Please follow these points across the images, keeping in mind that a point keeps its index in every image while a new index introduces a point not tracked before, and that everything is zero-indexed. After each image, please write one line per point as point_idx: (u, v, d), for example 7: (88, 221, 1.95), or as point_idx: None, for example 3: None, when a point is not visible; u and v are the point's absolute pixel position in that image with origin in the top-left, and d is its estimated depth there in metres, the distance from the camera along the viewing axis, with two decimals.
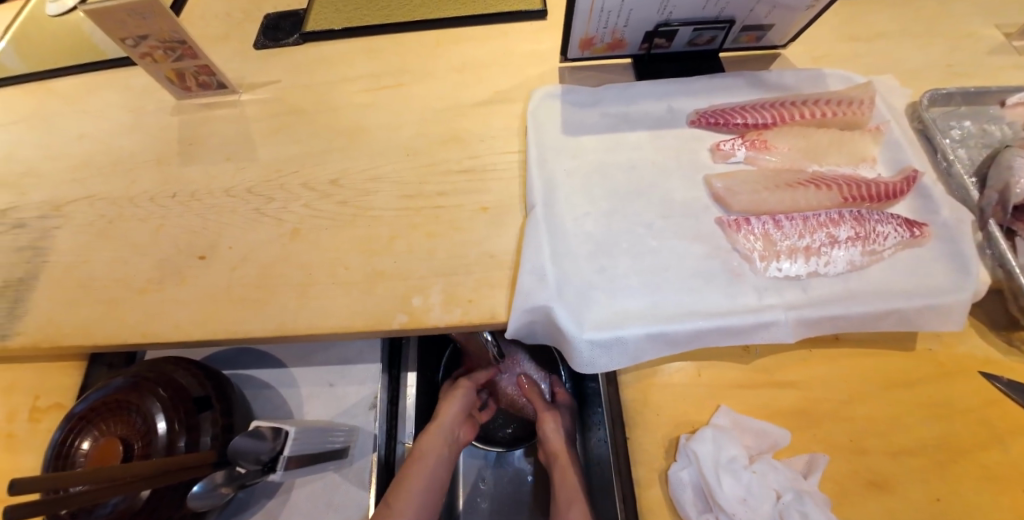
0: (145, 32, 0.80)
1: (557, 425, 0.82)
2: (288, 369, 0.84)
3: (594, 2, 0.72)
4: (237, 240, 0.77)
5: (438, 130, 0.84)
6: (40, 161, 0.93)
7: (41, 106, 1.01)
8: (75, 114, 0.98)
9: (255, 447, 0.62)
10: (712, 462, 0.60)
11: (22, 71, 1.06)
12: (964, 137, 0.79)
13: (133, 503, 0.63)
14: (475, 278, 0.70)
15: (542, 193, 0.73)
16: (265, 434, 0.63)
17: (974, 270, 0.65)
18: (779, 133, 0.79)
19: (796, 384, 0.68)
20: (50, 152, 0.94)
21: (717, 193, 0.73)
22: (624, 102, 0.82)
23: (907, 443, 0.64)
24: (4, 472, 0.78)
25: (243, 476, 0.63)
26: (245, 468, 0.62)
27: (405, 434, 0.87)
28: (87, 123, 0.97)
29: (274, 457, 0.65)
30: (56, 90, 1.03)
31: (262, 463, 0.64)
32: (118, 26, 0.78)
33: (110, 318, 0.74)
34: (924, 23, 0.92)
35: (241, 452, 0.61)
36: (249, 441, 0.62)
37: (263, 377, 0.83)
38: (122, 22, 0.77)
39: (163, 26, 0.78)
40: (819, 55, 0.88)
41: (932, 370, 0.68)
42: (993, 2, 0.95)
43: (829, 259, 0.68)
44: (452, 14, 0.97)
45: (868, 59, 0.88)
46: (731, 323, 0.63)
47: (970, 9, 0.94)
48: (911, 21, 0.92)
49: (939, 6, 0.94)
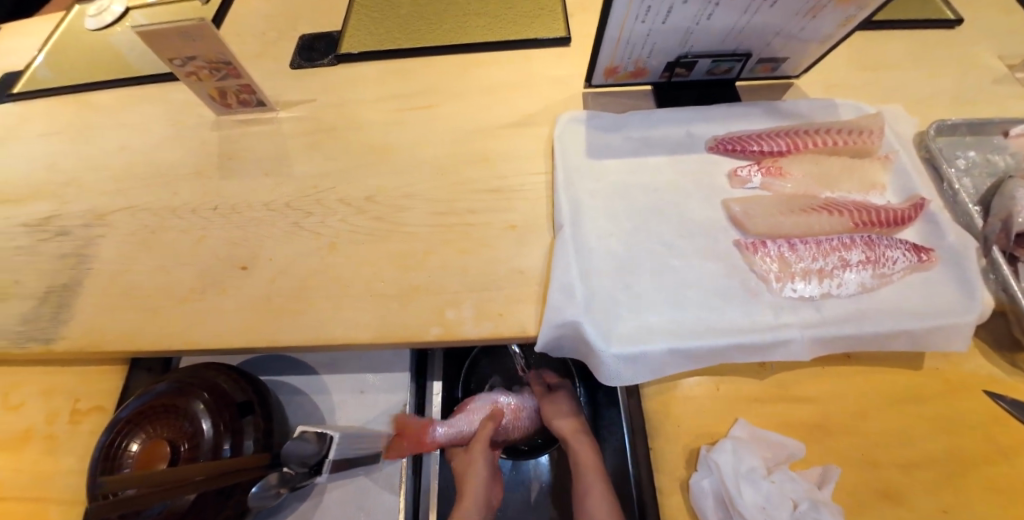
0: (193, 54, 0.84)
1: (560, 403, 0.90)
2: (319, 376, 0.87)
3: (621, 34, 0.77)
4: (276, 251, 0.81)
5: (469, 150, 0.88)
6: (81, 170, 0.96)
7: (82, 117, 1.04)
8: (116, 125, 1.02)
9: (303, 450, 0.73)
10: (733, 472, 0.63)
11: (65, 82, 1.10)
12: (969, 166, 0.83)
13: (178, 504, 0.65)
14: (506, 293, 0.74)
15: (568, 214, 0.77)
16: (312, 439, 0.74)
17: (979, 294, 0.69)
18: (794, 160, 0.83)
19: (809, 399, 0.71)
20: (91, 161, 0.97)
21: (736, 216, 0.77)
22: (645, 127, 0.86)
23: (916, 457, 0.67)
24: (45, 473, 0.80)
25: (294, 477, 0.72)
26: (294, 469, 0.72)
27: None
28: (127, 135, 1.00)
29: (320, 460, 0.75)
30: (96, 102, 1.06)
31: (308, 465, 0.74)
32: (168, 47, 0.82)
33: (154, 324, 0.77)
34: (930, 55, 0.97)
35: (291, 453, 0.72)
36: (299, 444, 0.73)
37: (295, 383, 0.87)
38: (173, 44, 0.82)
39: (210, 49, 0.82)
40: (830, 85, 0.93)
41: (938, 388, 0.71)
42: (995, 34, 1.00)
43: (841, 281, 0.72)
44: (480, 39, 1.01)
45: (876, 89, 0.92)
46: (750, 341, 0.67)
47: (973, 42, 0.99)
48: (917, 53, 0.97)
49: (945, 37, 0.99)
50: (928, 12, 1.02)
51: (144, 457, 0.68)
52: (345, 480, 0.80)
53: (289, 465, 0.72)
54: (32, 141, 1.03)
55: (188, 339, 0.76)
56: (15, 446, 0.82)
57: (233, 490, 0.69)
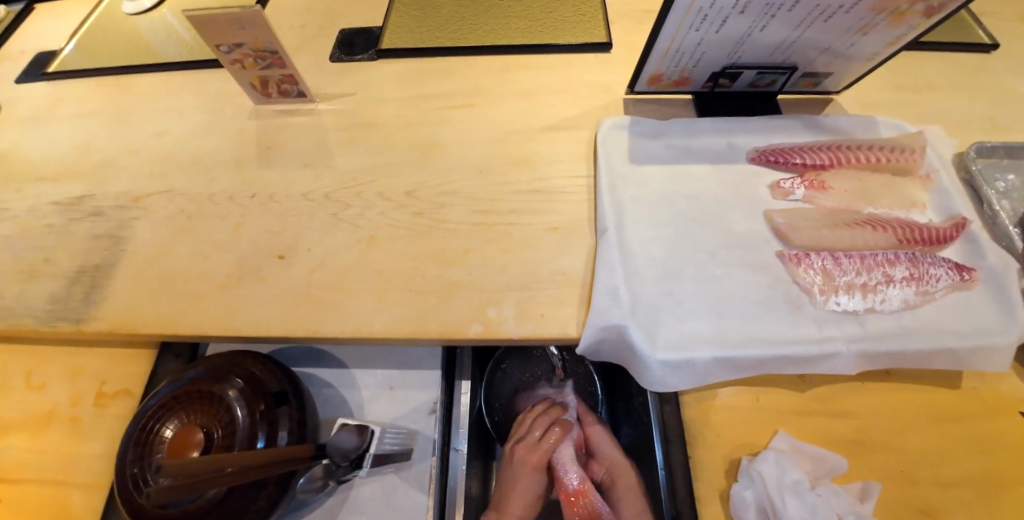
0: (241, 42, 0.84)
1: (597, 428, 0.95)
2: (349, 370, 0.87)
3: (671, 43, 0.78)
4: (316, 242, 0.81)
5: (510, 151, 0.89)
6: (117, 152, 0.96)
7: (119, 100, 1.04)
8: (153, 109, 1.02)
9: (344, 443, 0.73)
10: (776, 483, 0.63)
11: (101, 64, 1.10)
12: (1008, 189, 0.83)
13: (211, 495, 0.64)
14: (548, 294, 0.74)
15: (612, 217, 0.77)
16: (354, 432, 0.74)
17: (1021, 315, 0.69)
18: (836, 174, 0.83)
19: (849, 414, 0.71)
20: (127, 144, 0.97)
21: (779, 228, 0.77)
22: (686, 135, 0.87)
23: (956, 477, 0.67)
24: (68, 455, 0.78)
25: (337, 470, 0.72)
26: (336, 462, 0.72)
27: (458, 442, 0.90)
28: (164, 119, 1.00)
29: (361, 455, 0.74)
30: (134, 85, 1.06)
31: (351, 461, 0.74)
32: (216, 34, 0.82)
33: (190, 310, 0.77)
34: (966, 78, 0.98)
35: (333, 446, 0.72)
36: (340, 435, 0.73)
37: (324, 375, 0.86)
38: (222, 31, 0.82)
39: (259, 37, 0.82)
40: (868, 103, 0.94)
41: (976, 407, 0.71)
42: None
43: (884, 296, 0.72)
44: (521, 42, 1.02)
45: (914, 109, 0.93)
46: (793, 352, 0.67)
47: (1008, 67, 1.00)
48: (953, 75, 0.98)
49: (982, 62, 1.00)
50: (965, 36, 1.03)
51: (175, 443, 0.67)
52: (372, 476, 0.79)
53: (331, 458, 0.72)
54: (67, 121, 1.02)
55: (225, 325, 0.75)
56: (37, 427, 0.81)
57: (266, 481, 0.68)
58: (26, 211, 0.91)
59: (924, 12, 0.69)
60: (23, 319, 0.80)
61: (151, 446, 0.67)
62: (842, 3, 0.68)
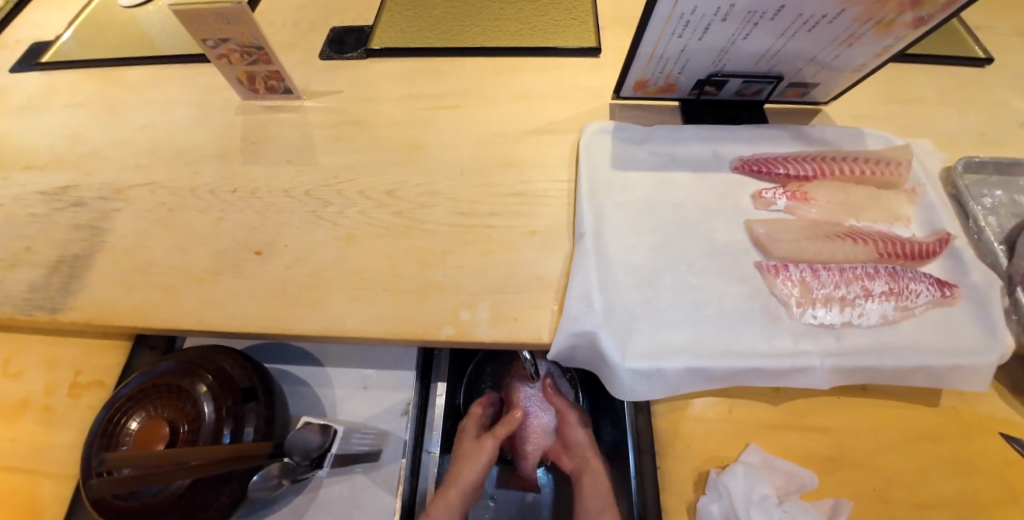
0: (227, 36, 0.84)
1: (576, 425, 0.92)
2: (324, 368, 0.86)
3: (655, 49, 0.77)
4: (294, 239, 0.80)
5: (494, 152, 0.88)
6: (103, 143, 0.96)
7: (110, 92, 1.05)
8: (143, 102, 1.02)
9: (306, 442, 0.72)
10: (743, 498, 0.62)
11: (95, 56, 1.11)
12: (995, 205, 0.82)
13: (172, 490, 0.63)
14: (523, 298, 0.73)
15: (591, 223, 0.77)
16: (316, 431, 0.73)
17: (1002, 334, 0.68)
18: (818, 185, 0.83)
19: (824, 430, 0.70)
20: (115, 135, 0.97)
21: (759, 238, 0.76)
22: (671, 142, 0.86)
23: (929, 498, 0.65)
24: (39, 445, 0.78)
25: (296, 469, 0.71)
26: (296, 460, 0.71)
27: (432, 443, 0.90)
28: (154, 112, 1.00)
29: (322, 454, 0.73)
30: (125, 77, 1.07)
31: (312, 459, 0.72)
32: (202, 29, 0.82)
33: (164, 303, 0.77)
34: (959, 92, 0.96)
35: (294, 443, 0.71)
36: (301, 433, 0.72)
37: (299, 373, 0.86)
38: (207, 25, 0.82)
39: (245, 32, 0.82)
40: (858, 115, 0.93)
41: (954, 427, 0.70)
42: None
43: (862, 310, 0.71)
44: (511, 44, 1.02)
45: (905, 122, 0.92)
46: (766, 365, 0.66)
47: (1003, 82, 0.98)
48: (947, 89, 0.97)
49: (977, 77, 0.99)
50: (960, 50, 1.02)
51: (141, 436, 0.67)
52: (341, 475, 0.78)
53: (291, 456, 0.70)
54: (58, 112, 1.03)
55: (199, 319, 0.75)
56: (10, 415, 0.80)
57: (231, 476, 0.67)
58: (12, 200, 0.91)
59: (910, 24, 0.68)
60: (2, 307, 0.80)
61: (116, 437, 0.67)
62: (825, 13, 0.67)
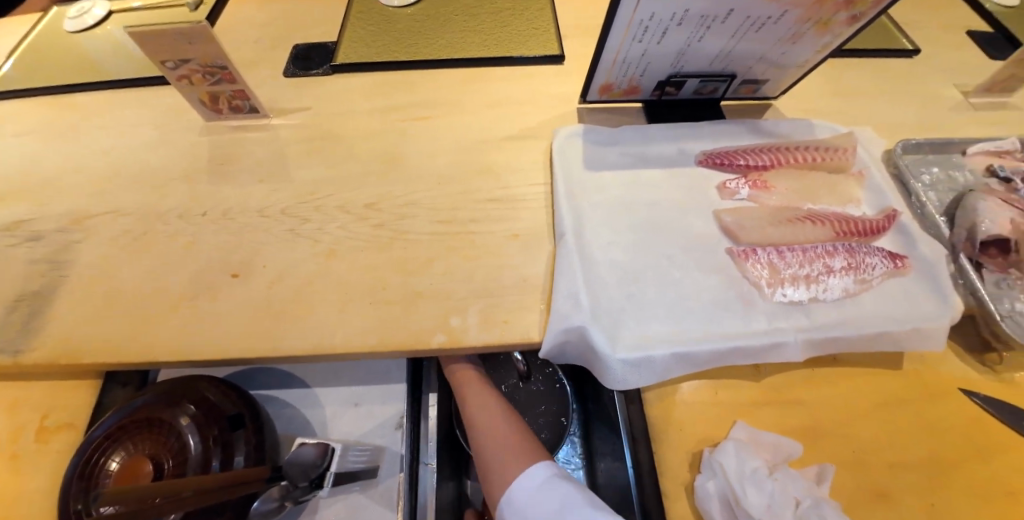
0: (188, 57, 0.82)
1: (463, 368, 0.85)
2: (312, 389, 0.85)
3: (618, 54, 0.81)
4: (273, 258, 0.79)
5: (470, 160, 0.90)
6: (57, 172, 0.91)
7: (59, 120, 1.00)
8: (97, 128, 0.98)
9: (303, 462, 0.71)
10: (736, 473, 0.64)
11: (41, 83, 1.05)
12: (934, 181, 0.90)
13: None
14: (511, 300, 0.74)
15: (571, 223, 0.79)
16: (310, 453, 0.72)
17: (951, 298, 0.74)
18: (772, 174, 0.89)
19: (803, 402, 0.74)
20: (70, 164, 0.93)
21: (727, 226, 0.81)
22: (640, 142, 0.90)
23: (903, 457, 0.70)
24: (4, 497, 0.73)
25: (294, 491, 0.69)
26: (294, 482, 0.70)
27: (428, 455, 0.90)
28: (109, 138, 0.96)
29: (322, 474, 0.72)
30: (76, 104, 1.02)
31: (311, 481, 0.71)
32: (160, 49, 0.80)
33: (137, 333, 0.73)
34: (893, 83, 1.06)
35: (291, 466, 0.70)
36: (296, 456, 0.71)
37: (286, 395, 0.84)
38: (166, 46, 0.80)
39: (207, 51, 0.81)
40: (807, 108, 1.00)
41: (917, 388, 0.76)
42: (949, 67, 1.10)
43: (826, 286, 0.76)
44: (477, 55, 1.04)
45: (848, 112, 1.00)
46: (746, 344, 0.69)
47: (930, 72, 1.08)
48: (882, 80, 1.06)
49: (906, 68, 1.09)
50: (889, 44, 1.12)
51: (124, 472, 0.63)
52: (339, 496, 0.77)
53: (289, 479, 0.70)
54: (3, 142, 0.97)
55: (177, 346, 0.72)
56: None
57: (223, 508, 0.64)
58: None
59: (846, 22, 0.75)
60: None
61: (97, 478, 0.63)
62: (771, 14, 0.73)
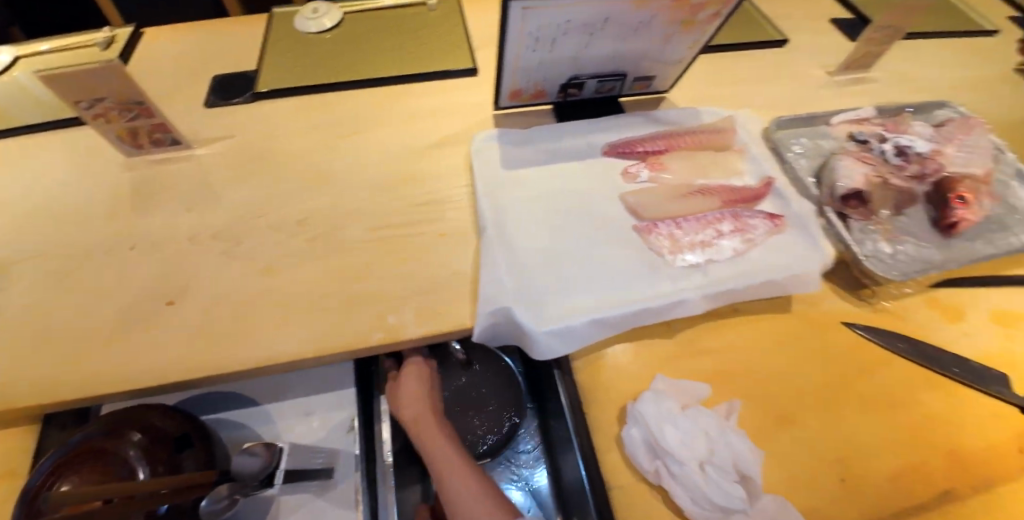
0: (101, 95, 0.84)
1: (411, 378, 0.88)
2: (260, 405, 0.87)
3: (518, 62, 0.89)
4: (209, 281, 0.81)
5: (396, 170, 0.96)
6: None
7: None
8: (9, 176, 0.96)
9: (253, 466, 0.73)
10: (655, 417, 0.72)
11: None
12: (804, 150, 1.03)
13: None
14: (443, 293, 0.80)
15: (490, 218, 0.87)
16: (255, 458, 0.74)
17: (822, 247, 0.86)
18: (669, 155, 0.99)
19: (713, 351, 0.84)
20: None
21: (631, 206, 0.91)
22: (551, 139, 0.99)
23: (800, 385, 0.81)
24: None
25: (247, 488, 0.70)
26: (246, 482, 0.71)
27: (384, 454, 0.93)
28: (25, 183, 0.95)
29: (271, 472, 0.74)
30: None
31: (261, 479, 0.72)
32: (71, 90, 0.81)
33: (72, 370, 0.73)
34: (766, 70, 1.21)
35: (239, 470, 0.71)
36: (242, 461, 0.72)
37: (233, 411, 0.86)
38: (76, 86, 0.81)
39: (121, 88, 0.83)
40: (694, 97, 1.13)
41: (808, 326, 0.87)
42: (810, 52, 1.27)
43: (719, 248, 0.86)
44: (393, 73, 1.11)
45: (729, 98, 1.14)
46: (653, 306, 0.78)
47: (794, 58, 1.25)
48: (755, 69, 1.21)
49: (775, 56, 1.25)
50: (759, 36, 1.28)
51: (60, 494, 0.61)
52: (297, 501, 0.79)
53: (240, 480, 0.70)
54: None
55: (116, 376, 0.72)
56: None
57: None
58: None
59: (707, 20, 0.87)
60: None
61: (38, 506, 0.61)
62: (642, 19, 0.84)
